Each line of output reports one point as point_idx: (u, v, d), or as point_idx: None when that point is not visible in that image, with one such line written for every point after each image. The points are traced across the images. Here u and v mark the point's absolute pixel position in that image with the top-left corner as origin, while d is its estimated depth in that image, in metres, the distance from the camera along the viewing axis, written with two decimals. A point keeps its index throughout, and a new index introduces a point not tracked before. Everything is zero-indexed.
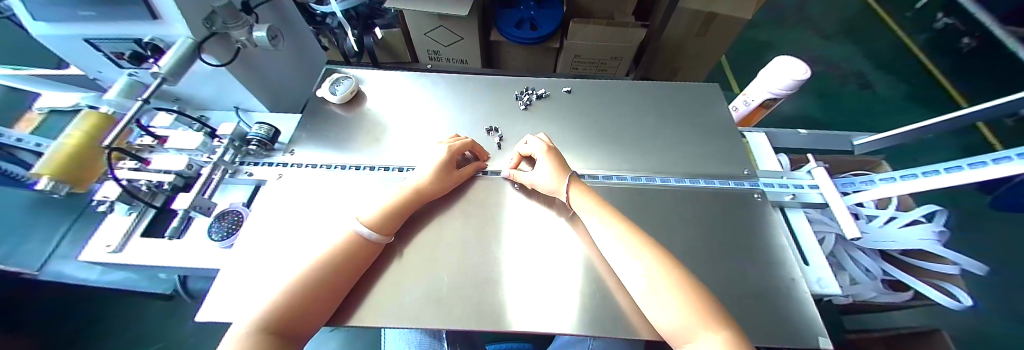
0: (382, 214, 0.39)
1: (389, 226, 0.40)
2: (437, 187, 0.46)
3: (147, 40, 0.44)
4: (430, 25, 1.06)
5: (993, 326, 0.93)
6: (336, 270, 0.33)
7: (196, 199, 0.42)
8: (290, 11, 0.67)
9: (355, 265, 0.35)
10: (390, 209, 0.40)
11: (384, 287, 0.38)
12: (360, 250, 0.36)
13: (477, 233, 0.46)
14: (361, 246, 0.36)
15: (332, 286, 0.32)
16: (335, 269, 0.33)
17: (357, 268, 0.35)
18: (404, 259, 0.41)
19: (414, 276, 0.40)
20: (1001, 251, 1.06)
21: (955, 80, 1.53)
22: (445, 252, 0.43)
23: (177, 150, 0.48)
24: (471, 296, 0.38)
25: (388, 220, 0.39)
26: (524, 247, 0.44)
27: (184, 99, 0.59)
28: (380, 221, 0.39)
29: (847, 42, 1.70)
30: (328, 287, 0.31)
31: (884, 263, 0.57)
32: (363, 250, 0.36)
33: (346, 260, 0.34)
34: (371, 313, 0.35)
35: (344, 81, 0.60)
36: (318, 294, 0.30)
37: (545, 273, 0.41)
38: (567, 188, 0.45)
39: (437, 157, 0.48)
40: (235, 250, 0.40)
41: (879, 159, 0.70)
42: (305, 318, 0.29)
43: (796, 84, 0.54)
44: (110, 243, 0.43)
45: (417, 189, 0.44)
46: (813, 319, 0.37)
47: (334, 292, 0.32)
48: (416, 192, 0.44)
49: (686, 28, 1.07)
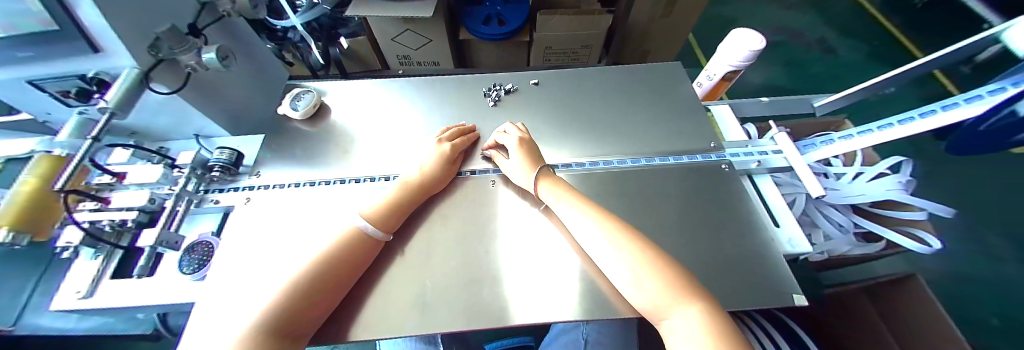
0: (381, 210, 0.42)
1: (390, 221, 0.42)
2: (436, 181, 0.49)
3: (91, 75, 0.43)
4: (397, 30, 1.04)
5: (967, 264, 0.98)
6: (333, 269, 0.34)
7: (162, 234, 0.41)
8: (242, 31, 0.65)
9: (351, 263, 0.36)
10: (390, 205, 0.43)
11: (385, 282, 0.40)
12: (362, 246, 0.38)
13: (458, 234, 0.46)
14: (361, 241, 0.39)
15: (327, 285, 0.33)
16: (329, 268, 0.34)
17: (341, 283, 0.35)
18: (404, 255, 0.43)
19: (399, 281, 0.40)
20: (971, 193, 1.10)
21: (914, 33, 1.58)
22: (427, 255, 0.43)
23: (138, 185, 0.46)
24: (457, 294, 0.39)
25: (389, 215, 0.42)
26: (510, 238, 0.45)
27: (142, 133, 0.56)
28: (380, 217, 0.41)
29: (811, 8, 1.73)
30: (325, 285, 0.33)
31: (854, 216, 0.60)
32: (364, 245, 0.39)
33: (341, 259, 0.36)
34: (376, 308, 0.37)
35: (304, 96, 0.59)
36: (313, 295, 0.32)
37: (527, 266, 0.41)
38: (536, 183, 0.45)
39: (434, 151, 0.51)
40: (207, 282, 0.39)
41: (842, 118, 0.72)
42: (305, 318, 0.31)
43: (754, 54, 0.55)
44: (79, 289, 0.42)
45: (416, 184, 0.47)
46: (786, 276, 0.38)
47: (329, 291, 0.34)
48: (415, 186, 0.47)
49: (651, 11, 1.07)
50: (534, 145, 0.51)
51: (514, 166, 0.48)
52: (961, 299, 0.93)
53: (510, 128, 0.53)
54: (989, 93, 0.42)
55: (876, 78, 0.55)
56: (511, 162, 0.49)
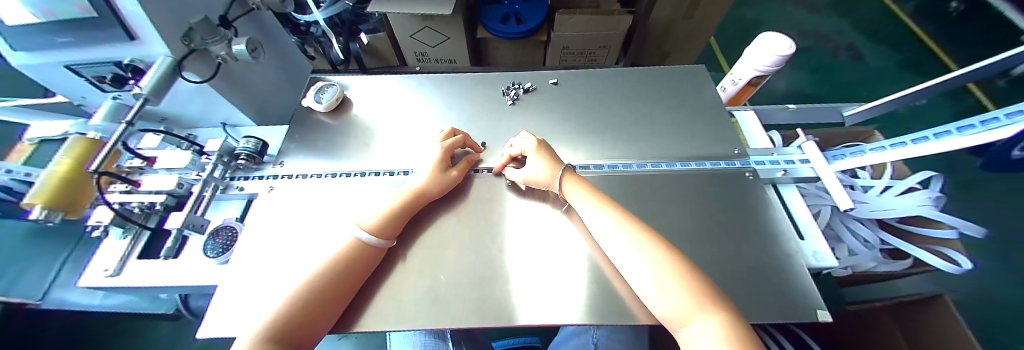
0: (382, 219, 0.39)
1: (391, 229, 0.40)
2: (436, 188, 0.46)
3: (127, 63, 0.44)
4: (416, 27, 1.05)
5: (997, 287, 0.93)
6: (350, 259, 0.35)
7: (188, 217, 0.43)
8: (271, 24, 0.67)
9: (359, 272, 0.35)
10: (389, 212, 0.40)
11: (388, 288, 0.39)
12: (365, 255, 0.37)
13: (474, 229, 0.46)
14: (363, 252, 0.36)
15: (337, 291, 0.32)
16: (344, 271, 0.33)
17: (353, 282, 0.35)
18: (407, 259, 0.42)
19: (414, 277, 0.40)
20: (1003, 214, 1.05)
21: (947, 44, 1.51)
22: (441, 251, 0.43)
23: (167, 170, 0.48)
24: (469, 289, 0.39)
25: (391, 224, 0.40)
26: (523, 240, 0.44)
27: (171, 119, 0.58)
28: (380, 225, 0.39)
29: (836, 15, 1.68)
30: (332, 290, 0.32)
31: (882, 232, 0.58)
32: (365, 254, 0.37)
33: (350, 265, 0.35)
34: (379, 312, 0.36)
35: (327, 89, 0.59)
36: (325, 297, 0.31)
37: (540, 267, 0.41)
38: (561, 181, 0.45)
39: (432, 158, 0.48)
40: (232, 266, 0.40)
41: (873, 129, 0.69)
42: (314, 326, 0.29)
43: (782, 59, 0.54)
44: (107, 267, 0.43)
45: (417, 191, 0.44)
46: (811, 291, 0.37)
47: (340, 297, 0.32)
48: (417, 192, 0.44)
49: (672, 14, 1.06)
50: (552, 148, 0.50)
51: (532, 167, 0.47)
52: (989, 323, 0.89)
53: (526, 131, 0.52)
54: (1008, 114, 0.37)
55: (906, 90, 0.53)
56: (530, 165, 0.47)
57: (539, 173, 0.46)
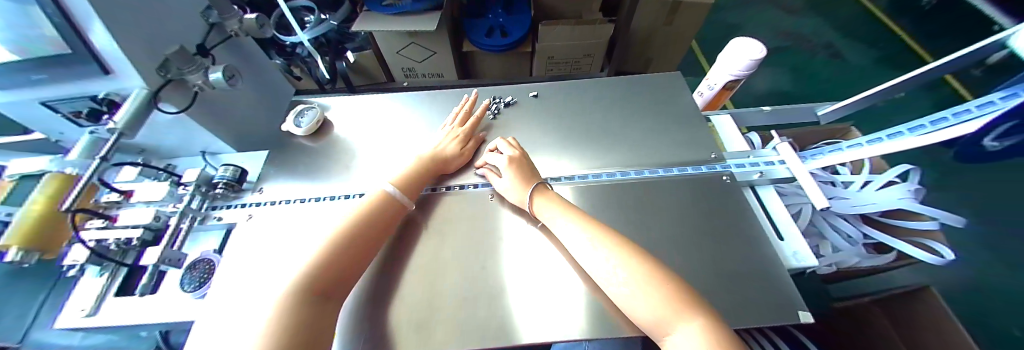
0: (403, 179, 0.48)
1: (411, 189, 0.49)
2: (451, 154, 0.55)
3: (102, 96, 0.44)
4: (403, 43, 1.07)
5: (987, 275, 0.94)
6: (362, 228, 0.40)
7: (164, 252, 0.42)
8: (249, 50, 0.67)
9: (379, 228, 0.41)
10: (410, 175, 0.49)
11: (407, 277, 0.42)
12: (392, 205, 0.45)
13: (465, 242, 0.46)
14: (389, 207, 0.44)
15: (354, 256, 0.37)
16: (359, 237, 0.39)
17: (371, 242, 0.40)
18: (418, 251, 0.45)
19: (423, 272, 0.43)
20: (985, 201, 1.07)
21: (920, 38, 1.57)
22: (448, 243, 0.46)
23: (144, 203, 0.47)
24: (479, 279, 0.42)
25: (409, 183, 0.48)
26: (512, 252, 0.44)
27: (150, 150, 0.57)
28: (402, 183, 0.48)
29: (813, 14, 1.74)
30: (359, 245, 0.38)
31: (865, 226, 0.58)
32: (388, 206, 0.44)
33: (367, 226, 0.40)
34: (402, 300, 0.39)
35: (308, 112, 0.59)
36: (342, 265, 0.36)
37: (530, 282, 0.40)
38: (530, 200, 0.46)
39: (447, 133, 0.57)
40: (209, 300, 0.40)
41: (849, 125, 0.70)
42: (341, 285, 0.35)
43: (754, 63, 0.55)
44: (84, 306, 0.43)
45: (432, 158, 0.53)
46: (793, 293, 0.37)
47: (366, 252, 0.39)
48: (434, 159, 0.53)
49: (651, 21, 1.09)
50: (528, 164, 0.51)
51: (509, 186, 0.49)
52: (982, 312, 0.89)
53: (503, 145, 0.54)
54: (978, 106, 0.40)
55: (894, 79, 0.54)
56: (506, 181, 0.49)
57: (512, 194, 0.48)
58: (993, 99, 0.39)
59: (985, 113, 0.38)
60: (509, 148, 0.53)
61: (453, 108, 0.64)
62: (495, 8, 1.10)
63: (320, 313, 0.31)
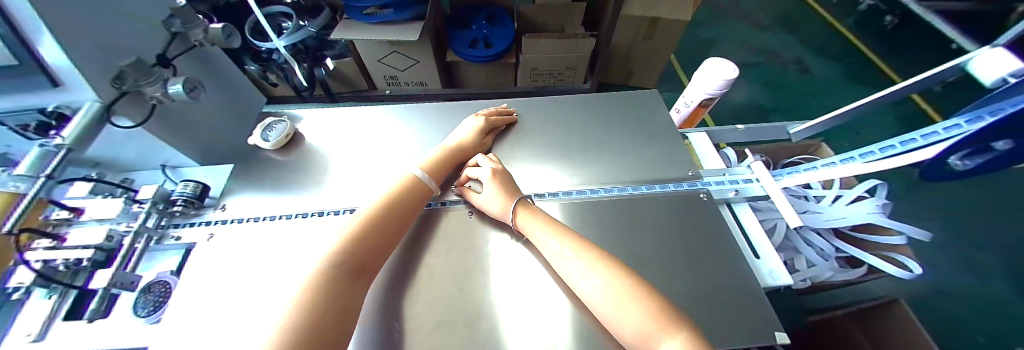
0: (432, 165, 0.51)
1: (436, 176, 0.50)
2: (472, 146, 0.56)
3: (50, 109, 0.42)
4: (384, 51, 1.05)
5: (953, 283, 0.98)
6: (394, 208, 0.42)
7: (116, 274, 0.40)
8: (215, 59, 0.65)
9: (409, 209, 0.43)
10: (435, 163, 0.51)
11: (424, 267, 0.44)
12: (419, 188, 0.46)
13: (454, 255, 0.46)
14: (415, 193, 0.45)
15: (385, 234, 0.39)
16: (390, 216, 0.41)
17: (401, 222, 0.42)
18: (434, 242, 0.47)
19: (435, 264, 0.44)
20: (950, 211, 1.12)
21: (888, 53, 1.64)
22: (464, 235, 0.49)
23: (98, 221, 0.45)
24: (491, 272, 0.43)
25: (436, 169, 0.51)
26: (499, 267, 0.44)
27: (105, 164, 0.54)
28: (431, 169, 0.50)
29: (790, 28, 1.80)
30: (391, 227, 0.40)
31: (836, 241, 0.59)
32: (416, 190, 0.46)
33: (399, 206, 0.42)
34: (417, 287, 0.42)
35: (276, 126, 0.57)
36: (373, 241, 0.37)
37: (518, 297, 0.40)
38: (514, 214, 0.45)
39: (473, 125, 0.58)
40: (161, 327, 0.37)
41: (820, 142, 0.72)
42: (372, 260, 0.36)
43: (728, 83, 0.56)
44: (31, 330, 0.40)
45: (454, 149, 0.54)
46: (771, 313, 0.37)
47: (396, 235, 0.41)
48: (458, 147, 0.55)
49: (632, 34, 1.10)
50: (508, 177, 0.51)
51: (491, 197, 0.48)
52: (947, 320, 0.93)
53: (482, 160, 0.53)
54: (936, 132, 0.43)
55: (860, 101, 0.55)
56: (488, 194, 0.48)
57: (495, 205, 0.47)
58: (957, 123, 0.41)
59: (936, 141, 0.42)
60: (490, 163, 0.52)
61: (433, 123, 0.64)
62: (478, 18, 1.08)
63: (351, 289, 0.32)
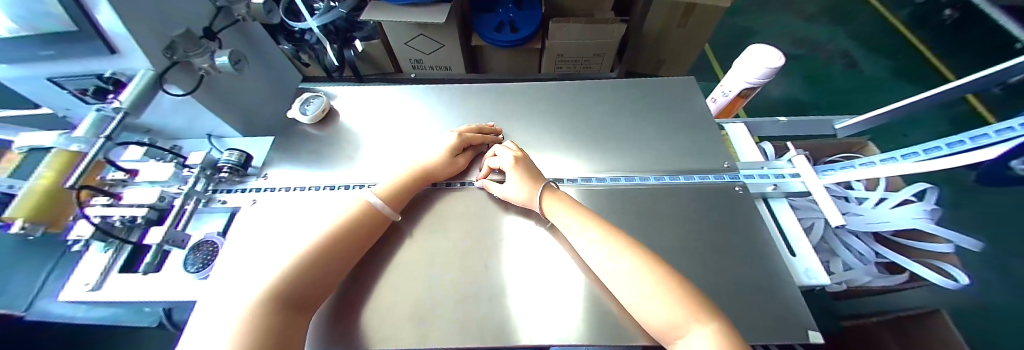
0: (390, 190, 0.45)
1: (397, 200, 0.45)
2: (441, 170, 0.51)
3: (107, 75, 0.44)
4: (411, 34, 1.05)
5: (997, 299, 0.92)
6: (347, 234, 0.38)
7: (167, 232, 0.42)
8: (255, 33, 0.67)
9: (362, 238, 0.39)
10: (397, 185, 0.46)
11: (383, 288, 0.40)
12: (373, 218, 0.42)
13: (468, 239, 0.46)
14: (368, 220, 0.41)
15: (335, 262, 0.35)
16: (342, 241, 0.37)
17: (353, 250, 0.38)
18: (398, 259, 0.43)
19: (404, 277, 0.41)
20: (998, 225, 1.05)
21: (943, 51, 1.52)
22: (436, 248, 0.45)
23: (150, 182, 0.48)
24: (465, 294, 0.39)
25: (395, 197, 0.45)
26: (515, 254, 0.44)
27: (156, 131, 0.58)
28: (388, 195, 0.45)
29: (833, 21, 1.69)
30: (344, 251, 0.37)
31: (877, 245, 0.56)
32: (371, 220, 0.41)
33: (351, 234, 0.38)
34: (374, 311, 0.37)
35: (314, 101, 0.59)
36: (323, 266, 0.34)
37: (535, 280, 0.40)
38: (540, 200, 0.44)
39: (444, 144, 0.53)
40: (209, 282, 0.40)
41: (866, 140, 0.68)
42: (315, 290, 0.33)
43: (772, 72, 0.53)
44: (88, 281, 0.43)
45: (424, 171, 0.49)
46: (802, 310, 0.36)
47: (344, 267, 0.37)
48: (424, 172, 0.49)
49: (665, 21, 1.06)
50: (529, 163, 0.50)
51: (514, 187, 0.47)
52: (990, 338, 0.87)
53: (501, 149, 0.52)
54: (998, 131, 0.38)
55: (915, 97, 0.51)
56: (510, 183, 0.48)
57: (518, 193, 0.46)
58: (1013, 124, 0.37)
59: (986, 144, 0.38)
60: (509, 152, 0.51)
61: (460, 105, 0.64)
62: (506, 2, 1.07)
63: (290, 324, 0.29)
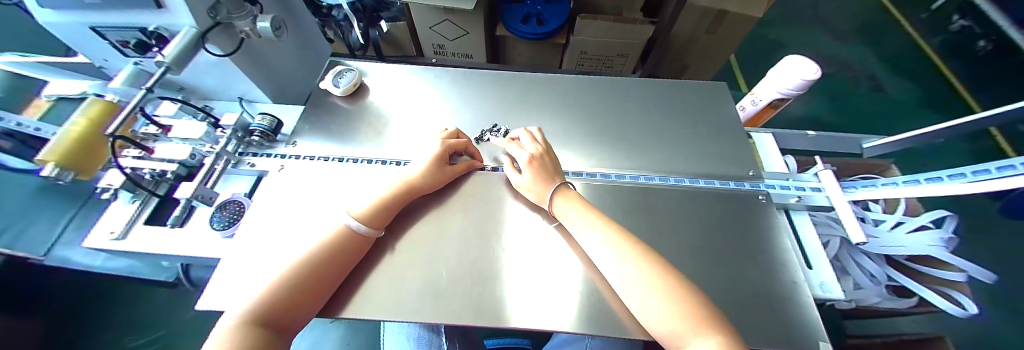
0: (371, 210, 0.38)
1: (381, 218, 0.39)
2: (426, 183, 0.45)
3: (151, 29, 0.43)
4: (436, 19, 1.06)
5: (1000, 336, 0.92)
6: (338, 247, 0.34)
7: (198, 189, 0.43)
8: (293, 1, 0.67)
9: (350, 255, 0.35)
10: (381, 202, 0.39)
11: (375, 279, 0.37)
12: (353, 244, 0.35)
13: (475, 230, 0.44)
14: (353, 242, 0.35)
15: (325, 275, 0.32)
16: (334, 254, 0.33)
17: (346, 264, 0.34)
18: (412, 238, 0.42)
19: (403, 267, 0.39)
20: (1007, 263, 1.04)
21: (970, 84, 1.49)
22: (439, 238, 0.43)
23: (181, 139, 0.48)
24: (469, 290, 0.37)
25: (381, 215, 0.39)
26: (525, 246, 0.42)
27: (190, 89, 0.59)
28: (370, 215, 0.37)
29: (859, 43, 1.67)
30: (334, 265, 0.33)
31: (889, 268, 0.56)
32: (351, 244, 0.35)
33: (339, 252, 0.34)
34: (363, 303, 0.35)
35: (346, 74, 0.60)
36: (314, 283, 0.30)
37: (539, 269, 0.39)
38: (551, 196, 0.43)
39: (431, 153, 0.47)
40: (237, 240, 0.40)
41: (888, 163, 0.68)
42: (301, 307, 0.29)
43: (806, 84, 0.53)
44: (114, 230, 0.43)
45: (408, 185, 0.43)
46: (816, 324, 0.35)
47: (333, 277, 0.32)
48: (407, 186, 0.43)
49: (693, 27, 1.05)
50: (551, 162, 0.48)
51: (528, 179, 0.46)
52: None
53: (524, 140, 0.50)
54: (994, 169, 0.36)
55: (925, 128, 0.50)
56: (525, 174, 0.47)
57: (534, 189, 0.45)
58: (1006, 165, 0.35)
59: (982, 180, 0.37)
60: (531, 144, 0.49)
61: (486, 91, 0.64)
62: None
63: (271, 344, 0.25)
